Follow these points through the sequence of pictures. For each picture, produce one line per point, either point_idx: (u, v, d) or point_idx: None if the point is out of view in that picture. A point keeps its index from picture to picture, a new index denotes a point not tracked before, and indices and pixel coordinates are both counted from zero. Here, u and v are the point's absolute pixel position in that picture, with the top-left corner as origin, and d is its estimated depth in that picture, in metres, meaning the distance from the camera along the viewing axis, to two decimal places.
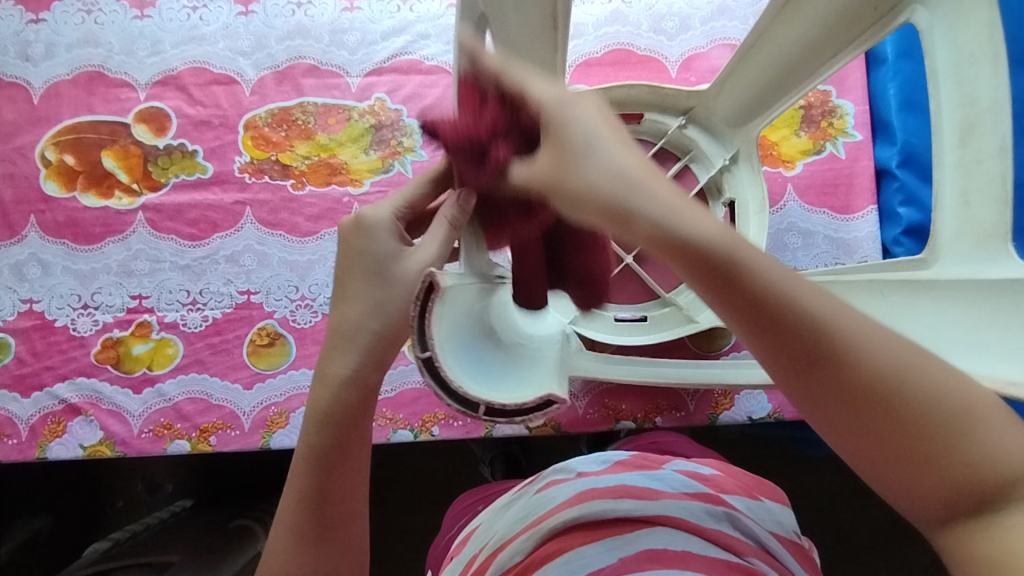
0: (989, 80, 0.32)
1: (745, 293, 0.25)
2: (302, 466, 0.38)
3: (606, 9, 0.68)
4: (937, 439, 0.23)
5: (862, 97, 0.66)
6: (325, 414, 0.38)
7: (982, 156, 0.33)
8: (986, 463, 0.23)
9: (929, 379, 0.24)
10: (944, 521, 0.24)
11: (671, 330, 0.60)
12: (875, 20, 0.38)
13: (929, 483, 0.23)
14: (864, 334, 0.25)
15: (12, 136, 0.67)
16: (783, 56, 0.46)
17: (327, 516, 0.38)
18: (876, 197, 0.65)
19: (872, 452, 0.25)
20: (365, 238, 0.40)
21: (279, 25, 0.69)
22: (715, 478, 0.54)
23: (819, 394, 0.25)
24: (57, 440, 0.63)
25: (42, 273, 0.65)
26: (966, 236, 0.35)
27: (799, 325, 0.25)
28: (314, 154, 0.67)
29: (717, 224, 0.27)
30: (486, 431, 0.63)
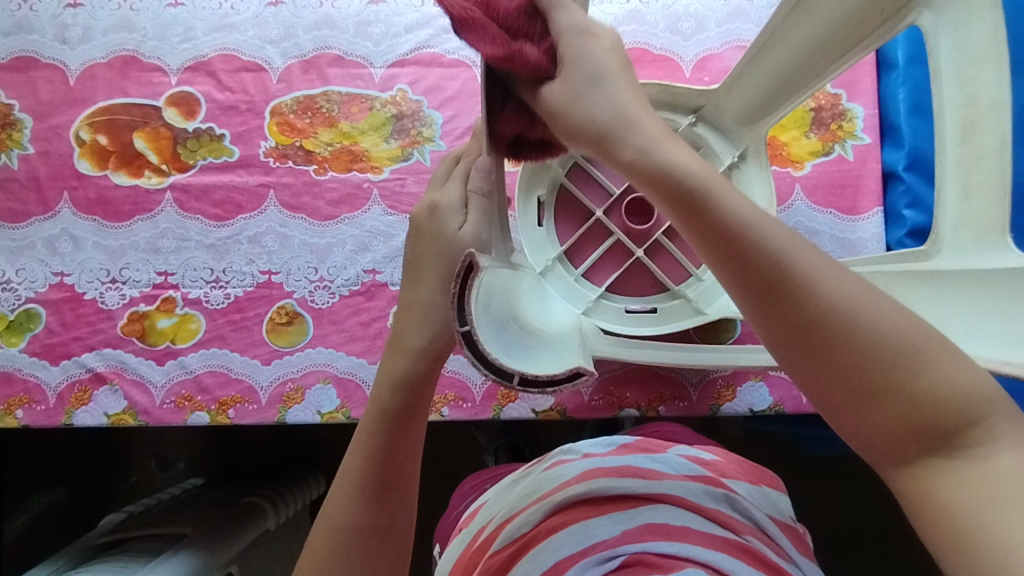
0: (991, 79, 0.33)
1: (732, 240, 0.30)
2: (374, 427, 0.41)
3: (625, 8, 0.70)
4: (881, 372, 0.27)
5: (872, 101, 0.67)
6: (400, 379, 0.41)
7: (982, 152, 0.35)
8: (924, 394, 0.27)
9: (874, 316, 0.28)
10: (886, 446, 0.28)
11: (681, 321, 0.62)
12: (882, 21, 0.40)
13: (888, 423, 0.27)
14: (825, 275, 0.29)
15: (48, 115, 0.70)
16: (793, 53, 0.47)
17: (390, 475, 0.42)
18: (883, 199, 0.66)
19: (849, 395, 0.28)
20: (437, 221, 0.43)
21: (307, 15, 0.71)
22: (715, 463, 0.55)
23: (786, 331, 0.29)
24: (83, 408, 0.65)
25: (73, 248, 0.68)
26: (965, 229, 0.37)
27: (765, 263, 0.29)
28: (336, 141, 0.69)
29: (698, 168, 0.32)
30: (494, 413, 0.66)
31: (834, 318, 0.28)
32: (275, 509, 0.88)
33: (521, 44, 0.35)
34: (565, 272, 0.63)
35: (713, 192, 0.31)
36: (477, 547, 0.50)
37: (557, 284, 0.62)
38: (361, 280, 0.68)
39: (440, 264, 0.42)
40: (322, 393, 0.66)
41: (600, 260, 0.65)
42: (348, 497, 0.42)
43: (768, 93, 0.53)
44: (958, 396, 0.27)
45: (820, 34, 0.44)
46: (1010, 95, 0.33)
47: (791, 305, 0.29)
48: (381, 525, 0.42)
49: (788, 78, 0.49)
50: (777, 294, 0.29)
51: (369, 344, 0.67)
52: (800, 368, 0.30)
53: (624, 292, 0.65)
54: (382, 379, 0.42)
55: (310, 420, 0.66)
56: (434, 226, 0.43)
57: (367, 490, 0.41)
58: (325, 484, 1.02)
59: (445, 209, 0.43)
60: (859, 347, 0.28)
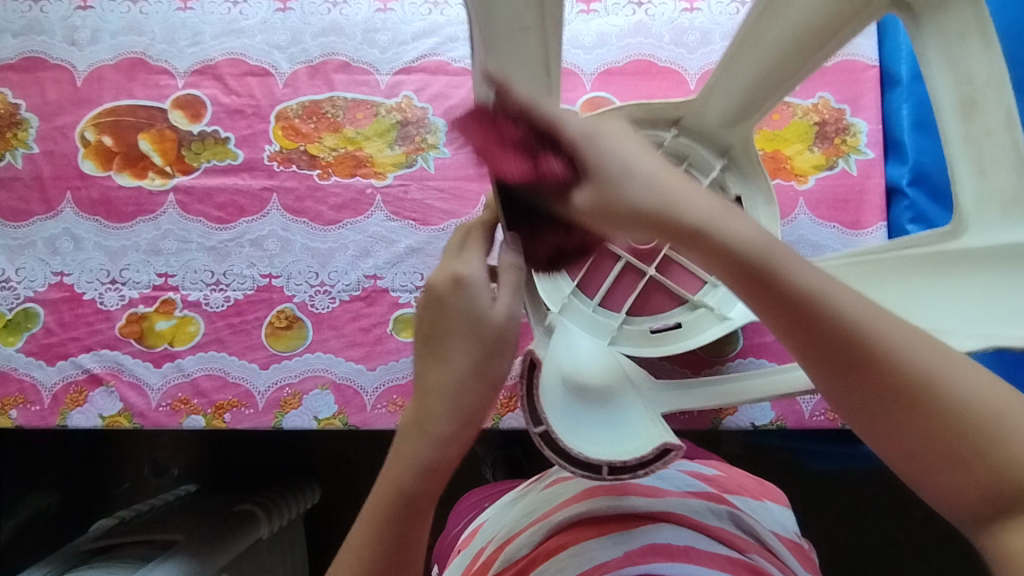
0: (983, 55, 0.37)
1: (805, 311, 0.29)
2: (385, 510, 0.38)
3: (630, 21, 0.70)
4: (952, 430, 0.28)
5: (876, 116, 0.67)
6: (423, 470, 0.37)
7: (990, 127, 0.38)
8: (1001, 456, 0.27)
9: (944, 378, 0.28)
10: (967, 499, 0.28)
11: (708, 332, 0.62)
12: (853, 11, 0.42)
13: (966, 479, 0.28)
14: (896, 338, 0.29)
15: (54, 116, 0.70)
16: (774, 48, 0.48)
17: (398, 565, 0.38)
18: (886, 215, 0.66)
19: (927, 458, 0.28)
20: (464, 296, 0.39)
21: (315, 22, 0.72)
22: (718, 477, 0.55)
23: (851, 388, 0.29)
24: (78, 409, 0.65)
25: (73, 248, 0.68)
26: (990, 203, 0.39)
27: (839, 338, 0.29)
28: (340, 147, 0.69)
29: (762, 236, 0.30)
30: (493, 422, 0.65)
31: (909, 385, 0.28)
32: (268, 517, 0.87)
33: (541, 163, 0.34)
34: (582, 306, 0.61)
35: (773, 260, 0.29)
36: (476, 568, 0.48)
37: (575, 321, 0.59)
38: (362, 285, 0.68)
39: (471, 340, 0.39)
40: (320, 398, 0.65)
41: (613, 286, 0.64)
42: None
43: (760, 84, 0.51)
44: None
45: (801, 27, 0.45)
46: (1001, 70, 0.37)
47: (865, 376, 0.29)
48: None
49: (780, 60, 0.48)
50: (848, 362, 0.29)
51: (368, 350, 0.66)
52: (892, 445, 0.29)
53: (641, 311, 0.64)
54: (396, 464, 0.38)
55: (307, 425, 0.65)
56: (459, 300, 0.39)
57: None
58: (320, 493, 1.01)
59: (472, 283, 0.40)
60: (933, 409, 0.28)
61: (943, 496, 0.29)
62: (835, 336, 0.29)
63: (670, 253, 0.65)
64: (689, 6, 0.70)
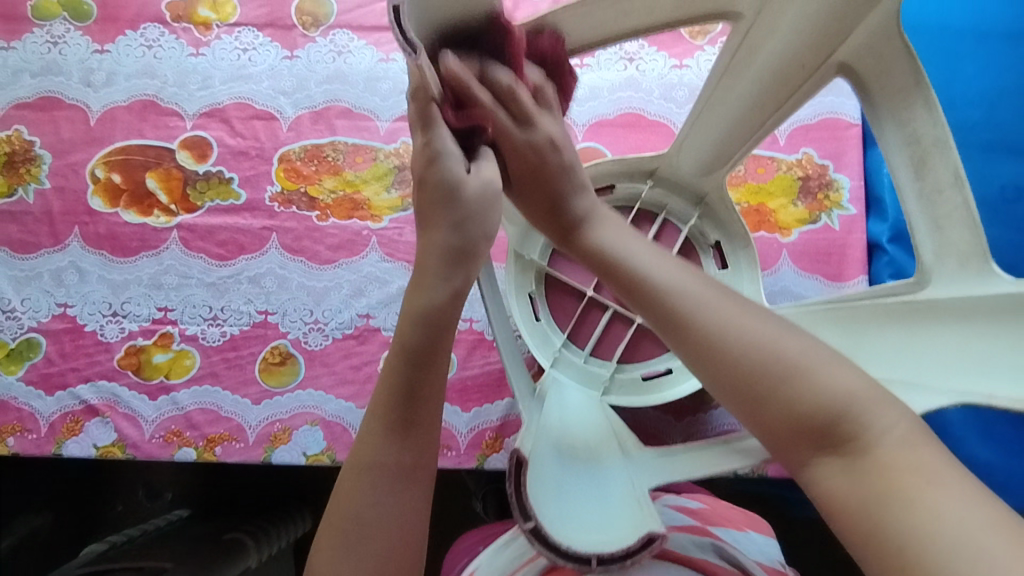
0: (926, 118, 0.39)
1: (633, 284, 0.41)
2: (397, 362, 0.40)
3: (622, 75, 0.73)
4: (765, 377, 0.35)
5: (858, 173, 0.69)
6: (421, 315, 0.40)
7: (941, 186, 0.39)
8: (799, 395, 0.35)
9: (741, 330, 0.37)
10: (790, 431, 0.35)
11: (696, 376, 0.63)
12: (805, 76, 0.46)
13: (784, 418, 0.35)
14: (700, 305, 0.39)
15: (67, 153, 0.73)
16: (740, 105, 0.51)
17: (413, 412, 0.40)
18: (867, 268, 0.68)
19: (746, 400, 0.36)
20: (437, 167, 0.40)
21: (320, 69, 0.75)
22: (702, 511, 0.56)
23: (680, 344, 0.39)
24: (73, 439, 0.66)
25: (78, 280, 0.70)
26: (948, 256, 0.39)
27: (658, 299, 0.40)
28: (339, 189, 0.72)
29: (610, 236, 0.45)
30: (478, 462, 0.66)
31: (716, 335, 0.37)
32: (257, 546, 0.87)
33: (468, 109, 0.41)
34: (574, 357, 0.64)
35: (622, 252, 0.43)
36: None
37: (567, 373, 0.63)
38: (355, 324, 0.69)
39: (447, 207, 0.40)
40: (309, 434, 0.67)
41: (602, 336, 0.66)
42: (374, 436, 0.40)
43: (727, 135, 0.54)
44: (828, 404, 0.34)
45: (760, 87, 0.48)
46: (947, 133, 0.38)
47: (681, 332, 0.39)
48: (407, 463, 0.40)
49: (740, 118, 0.52)
50: (669, 320, 0.39)
51: (359, 388, 0.68)
52: (739, 403, 0.37)
53: (632, 359, 0.65)
54: (402, 318, 0.41)
55: (296, 461, 0.66)
56: (435, 173, 0.40)
57: (393, 424, 0.39)
58: (310, 522, 1.02)
59: (446, 155, 0.39)
60: (735, 355, 0.36)
61: (762, 433, 0.36)
62: (652, 302, 0.40)
63: None
64: (678, 63, 0.73)
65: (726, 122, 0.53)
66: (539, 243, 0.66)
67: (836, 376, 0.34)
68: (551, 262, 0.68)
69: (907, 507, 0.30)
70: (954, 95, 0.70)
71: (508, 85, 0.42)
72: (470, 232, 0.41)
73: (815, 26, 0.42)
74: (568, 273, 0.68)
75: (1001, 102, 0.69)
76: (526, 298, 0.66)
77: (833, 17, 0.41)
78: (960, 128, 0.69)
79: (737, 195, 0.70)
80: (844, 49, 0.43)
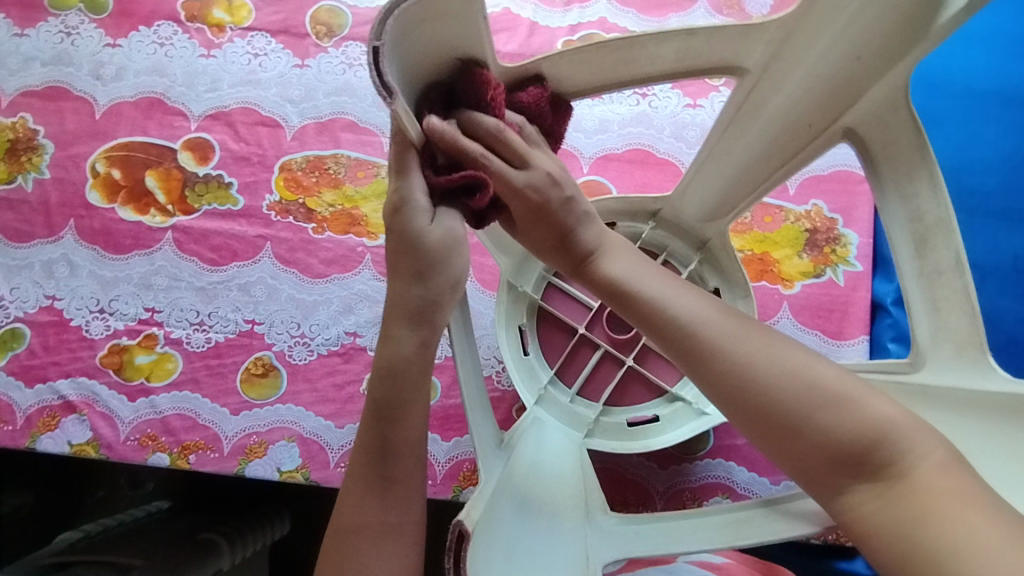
0: (931, 197, 0.37)
1: (647, 312, 0.37)
2: (369, 418, 0.41)
3: (633, 110, 0.71)
4: (799, 410, 0.32)
5: (867, 230, 0.68)
6: (387, 368, 0.40)
7: (941, 268, 0.37)
8: (833, 425, 0.31)
9: (774, 358, 0.33)
10: (824, 469, 0.32)
11: (684, 426, 0.61)
12: (813, 136, 0.44)
13: (820, 454, 0.32)
14: (724, 332, 0.35)
15: (69, 145, 0.72)
16: (744, 159, 0.49)
17: (390, 468, 0.41)
18: (870, 328, 0.65)
19: (776, 437, 0.33)
20: (401, 215, 0.39)
21: (329, 80, 0.74)
22: (726, 565, 0.51)
23: (700, 380, 0.35)
24: (48, 434, 0.65)
25: (69, 273, 0.70)
26: (944, 343, 0.38)
27: (676, 329, 0.35)
28: (338, 204, 0.71)
29: (620, 258, 0.40)
30: (453, 494, 0.64)
31: (741, 365, 0.34)
32: (231, 548, 0.86)
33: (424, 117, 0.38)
34: (560, 395, 0.62)
35: (633, 277, 0.38)
36: None
37: (551, 412, 0.61)
38: (341, 341, 0.68)
39: (411, 257, 0.39)
40: (285, 450, 0.66)
41: (591, 375, 0.64)
42: (355, 495, 0.40)
43: (735, 186, 0.52)
44: (867, 436, 0.31)
45: (766, 143, 0.47)
46: (951, 214, 0.36)
47: (702, 365, 0.35)
48: (390, 521, 0.40)
49: (746, 170, 0.50)
50: (688, 352, 0.35)
51: (339, 407, 0.67)
52: (769, 445, 0.33)
53: (619, 403, 0.64)
54: (372, 371, 0.41)
55: (269, 476, 0.65)
56: (399, 224, 0.39)
57: (370, 482, 0.40)
58: (289, 525, 1.00)
59: (411, 206, 0.38)
60: (764, 387, 0.33)
61: (797, 473, 0.33)
62: (673, 332, 0.35)
63: (647, 342, 0.65)
64: (692, 102, 0.71)
65: (731, 174, 0.51)
66: (534, 275, 0.65)
67: (872, 400, 0.32)
68: (546, 295, 0.67)
69: (963, 532, 0.27)
70: (972, 159, 0.68)
71: (495, 128, 0.38)
72: (434, 285, 0.40)
73: (821, 88, 0.41)
74: (562, 308, 0.67)
75: (1020, 169, 0.67)
76: (516, 330, 0.64)
77: (840, 79, 0.39)
78: (968, 193, 0.68)
79: (740, 242, 0.68)
80: (851, 113, 0.40)
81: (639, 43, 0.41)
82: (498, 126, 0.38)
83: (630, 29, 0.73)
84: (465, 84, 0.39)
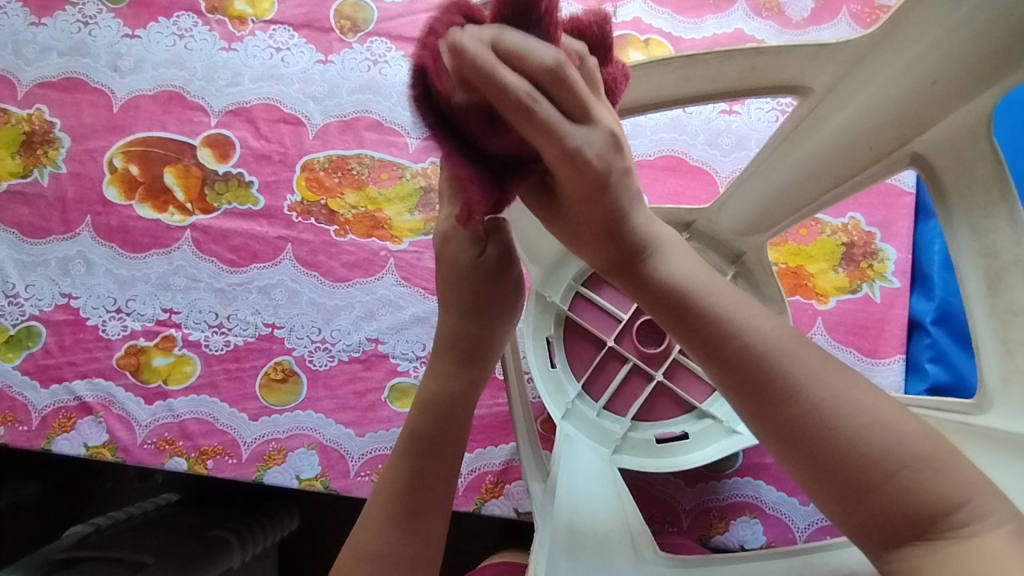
0: (1010, 233, 0.35)
1: (714, 332, 0.33)
2: (404, 449, 0.41)
3: (667, 115, 0.69)
4: (872, 461, 0.30)
5: (907, 245, 0.66)
6: (430, 401, 0.41)
7: (1017, 308, 0.36)
8: (904, 481, 0.30)
9: (850, 403, 0.31)
10: (879, 525, 0.30)
11: (713, 446, 0.60)
12: (872, 159, 0.42)
13: (881, 509, 0.30)
14: (800, 366, 0.32)
15: (86, 138, 0.70)
16: (794, 175, 0.48)
17: (419, 501, 0.39)
18: (906, 348, 0.64)
19: (836, 482, 0.31)
20: (449, 250, 0.40)
21: (353, 78, 0.72)
22: None
23: (763, 409, 0.32)
24: (64, 436, 0.64)
25: (85, 271, 0.68)
26: (1017, 386, 0.36)
27: (747, 354, 0.32)
28: (361, 206, 0.69)
29: (682, 268, 0.36)
30: (475, 507, 0.63)
31: (817, 404, 0.31)
32: (242, 547, 0.84)
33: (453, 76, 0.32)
34: (586, 409, 0.61)
35: (696, 292, 0.35)
36: None
37: (579, 427, 0.59)
38: (363, 348, 0.67)
39: (462, 289, 0.40)
40: (304, 458, 0.64)
41: (618, 389, 0.63)
42: (376, 524, 0.39)
43: (777, 202, 0.50)
44: (936, 499, 0.29)
45: (818, 161, 0.45)
46: None
47: (770, 395, 0.32)
48: (407, 555, 0.39)
49: (793, 187, 0.48)
50: (756, 379, 0.32)
51: (360, 415, 0.66)
52: (823, 487, 0.31)
53: (647, 418, 0.62)
54: (415, 405, 0.42)
55: (287, 484, 0.64)
56: (454, 254, 0.40)
57: (393, 514, 0.39)
58: (297, 521, 0.99)
59: (458, 237, 0.40)
60: (836, 430, 0.31)
61: (851, 522, 0.31)
62: (743, 357, 0.32)
63: (677, 355, 0.63)
64: (728, 108, 0.69)
65: (776, 191, 0.50)
66: (562, 285, 0.63)
67: (949, 462, 0.30)
68: (574, 306, 0.65)
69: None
70: None
71: (551, 62, 0.30)
72: (484, 318, 0.41)
73: (889, 111, 0.39)
74: (589, 319, 0.65)
75: None
76: (543, 341, 0.63)
77: (911, 102, 0.38)
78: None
79: (775, 254, 0.66)
80: (922, 139, 0.39)
81: (700, 62, 0.42)
82: (558, 59, 0.30)
83: (665, 30, 0.70)
84: (509, 18, 0.31)
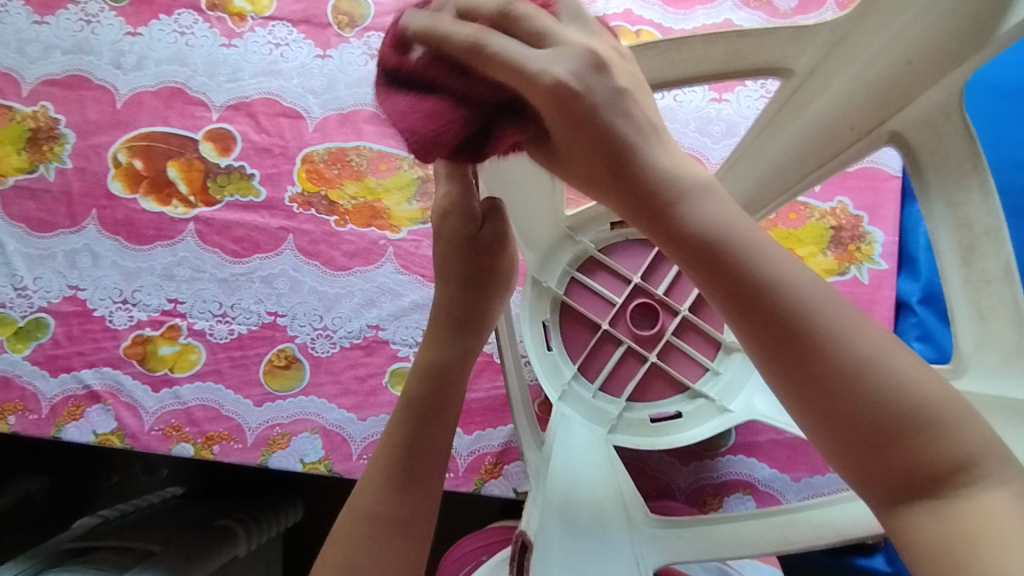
0: (980, 204, 0.38)
1: (744, 282, 0.28)
2: (403, 416, 0.42)
3: (658, 104, 0.71)
4: (896, 423, 0.27)
5: (894, 228, 0.67)
6: (428, 370, 0.43)
7: (989, 276, 0.38)
8: (924, 442, 0.27)
9: (890, 366, 0.27)
10: (886, 486, 0.28)
11: (706, 424, 0.61)
12: (853, 139, 0.44)
13: (894, 469, 0.27)
14: (835, 322, 0.28)
15: (90, 134, 0.72)
16: (782, 153, 0.49)
17: (415, 467, 0.41)
18: (894, 327, 0.65)
19: (850, 446, 0.28)
20: (454, 228, 0.42)
21: (351, 72, 0.74)
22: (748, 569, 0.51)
23: (790, 369, 0.28)
24: (73, 423, 0.66)
25: (92, 264, 0.70)
26: (990, 351, 0.38)
27: (775, 306, 0.28)
28: (360, 196, 0.71)
29: (722, 211, 0.30)
30: (475, 487, 0.65)
31: (848, 363, 0.27)
32: (247, 535, 0.86)
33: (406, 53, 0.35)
34: (582, 391, 0.63)
35: (727, 239, 0.29)
36: None
37: (574, 407, 0.61)
38: (364, 334, 0.69)
39: (461, 264, 0.43)
40: (308, 442, 0.66)
41: (613, 370, 0.65)
42: (375, 489, 0.41)
43: (763, 182, 0.52)
44: (952, 456, 0.27)
45: (802, 143, 0.47)
46: (1001, 224, 0.37)
47: (796, 353, 0.28)
48: (405, 517, 0.40)
49: (780, 168, 0.50)
50: (779, 332, 0.28)
51: (361, 400, 0.67)
52: (839, 453, 0.28)
53: (642, 398, 0.64)
54: (414, 373, 0.44)
55: (292, 467, 0.65)
56: (450, 232, 0.42)
57: (392, 479, 0.41)
58: (301, 512, 1.00)
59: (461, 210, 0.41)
60: (867, 389, 0.27)
61: (865, 482, 0.28)
62: (771, 310, 0.28)
63: (670, 337, 0.65)
64: (717, 97, 0.71)
65: (762, 172, 0.51)
66: (557, 271, 0.65)
67: (966, 424, 0.27)
68: (569, 290, 0.66)
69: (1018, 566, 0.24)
70: (1004, 156, 0.69)
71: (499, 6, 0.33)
72: (483, 294, 0.44)
73: (868, 91, 0.41)
74: (583, 304, 0.66)
75: None
76: (540, 327, 0.64)
77: (890, 84, 0.40)
78: (1007, 192, 0.68)
79: None
80: (899, 117, 0.41)
81: (685, 44, 0.44)
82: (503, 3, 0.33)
83: (655, 21, 0.72)
84: None
